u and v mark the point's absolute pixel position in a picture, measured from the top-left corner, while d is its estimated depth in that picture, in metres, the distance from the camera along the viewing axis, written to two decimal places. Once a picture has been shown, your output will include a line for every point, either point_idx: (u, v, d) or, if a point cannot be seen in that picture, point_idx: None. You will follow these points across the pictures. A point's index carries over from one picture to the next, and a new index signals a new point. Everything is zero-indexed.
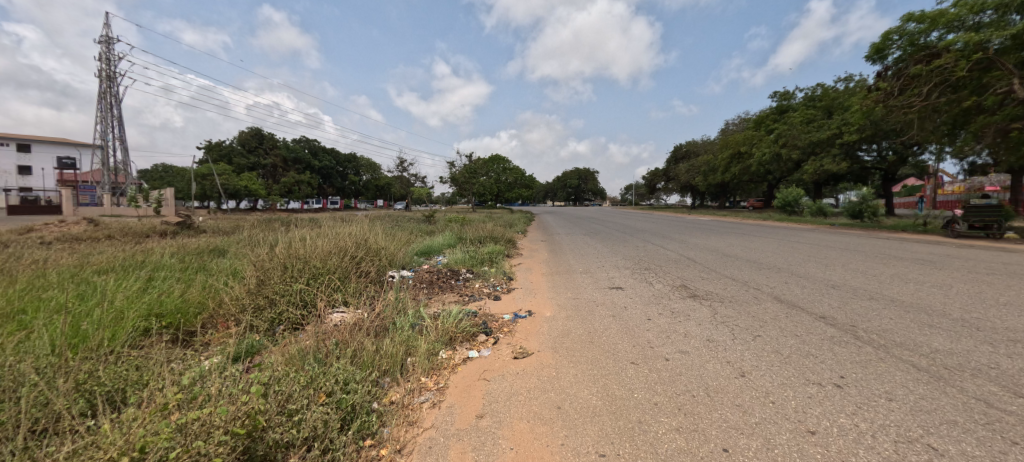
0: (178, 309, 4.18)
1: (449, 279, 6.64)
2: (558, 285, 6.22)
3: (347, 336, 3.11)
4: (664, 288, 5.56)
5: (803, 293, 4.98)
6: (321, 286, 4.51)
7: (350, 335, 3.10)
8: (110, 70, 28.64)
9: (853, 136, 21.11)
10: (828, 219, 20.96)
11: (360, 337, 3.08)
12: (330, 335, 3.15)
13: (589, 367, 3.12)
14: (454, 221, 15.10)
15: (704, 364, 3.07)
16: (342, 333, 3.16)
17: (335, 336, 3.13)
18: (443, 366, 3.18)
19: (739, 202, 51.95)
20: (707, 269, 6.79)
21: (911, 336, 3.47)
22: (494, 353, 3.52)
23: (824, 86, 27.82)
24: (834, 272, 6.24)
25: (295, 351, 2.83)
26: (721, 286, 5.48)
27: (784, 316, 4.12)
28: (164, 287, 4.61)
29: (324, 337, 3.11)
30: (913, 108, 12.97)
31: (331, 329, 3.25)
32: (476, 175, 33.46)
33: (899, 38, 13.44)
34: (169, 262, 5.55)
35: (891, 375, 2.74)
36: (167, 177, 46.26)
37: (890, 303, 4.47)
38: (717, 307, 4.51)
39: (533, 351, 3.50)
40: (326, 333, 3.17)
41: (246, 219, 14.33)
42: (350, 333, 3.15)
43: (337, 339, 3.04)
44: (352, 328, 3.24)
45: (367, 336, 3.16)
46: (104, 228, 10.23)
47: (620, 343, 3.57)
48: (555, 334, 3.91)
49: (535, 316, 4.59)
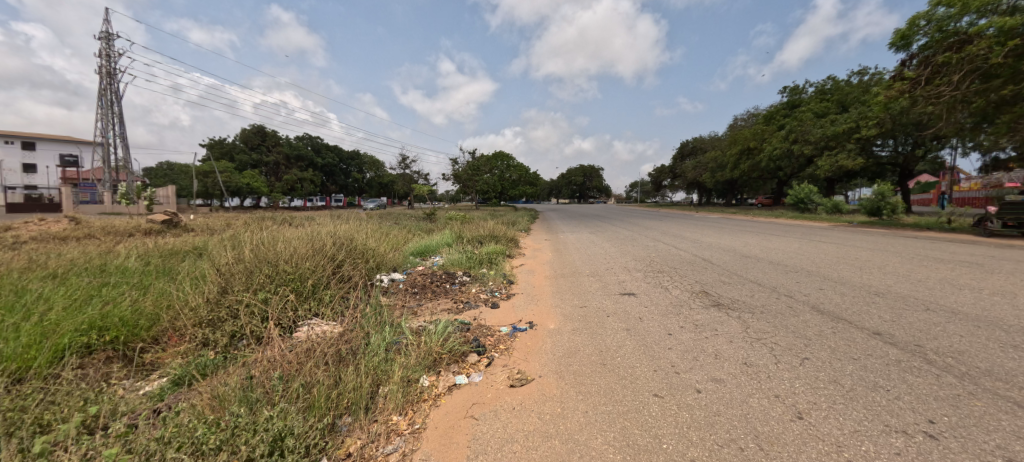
0: (123, 322, 3.66)
1: (444, 283, 6.02)
2: (563, 290, 5.61)
3: (298, 366, 2.53)
4: (683, 295, 4.92)
5: (843, 302, 4.35)
6: (291, 294, 3.95)
7: (301, 365, 2.51)
8: (110, 66, 28.24)
9: (870, 132, 20.28)
10: (846, 216, 20.11)
11: (314, 367, 2.50)
12: (274, 366, 2.58)
13: (602, 401, 2.52)
14: (454, 219, 14.57)
15: (744, 398, 2.47)
16: (293, 359, 2.59)
17: (277, 367, 2.55)
18: (421, 398, 2.60)
19: (747, 200, 50.96)
20: (728, 272, 6.15)
21: (996, 360, 2.85)
22: (487, 379, 2.93)
23: (836, 79, 26.95)
24: (873, 276, 5.57)
25: (220, 390, 2.27)
26: (747, 293, 4.84)
27: (830, 331, 3.49)
28: (114, 293, 4.06)
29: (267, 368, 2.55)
30: (942, 99, 12.01)
31: (281, 353, 2.68)
32: (479, 173, 32.81)
33: (926, 23, 12.74)
34: (132, 266, 4.98)
35: (997, 421, 2.13)
36: (170, 176, 45.96)
37: (952, 315, 3.82)
38: (747, 319, 3.89)
39: (534, 377, 2.91)
40: (270, 357, 2.60)
41: (240, 217, 13.82)
42: (303, 359, 2.58)
43: (281, 372, 2.47)
44: (306, 351, 2.67)
45: (326, 364, 2.59)
46: (84, 227, 9.70)
47: (638, 367, 2.97)
48: (560, 354, 3.30)
49: (537, 328, 3.98)
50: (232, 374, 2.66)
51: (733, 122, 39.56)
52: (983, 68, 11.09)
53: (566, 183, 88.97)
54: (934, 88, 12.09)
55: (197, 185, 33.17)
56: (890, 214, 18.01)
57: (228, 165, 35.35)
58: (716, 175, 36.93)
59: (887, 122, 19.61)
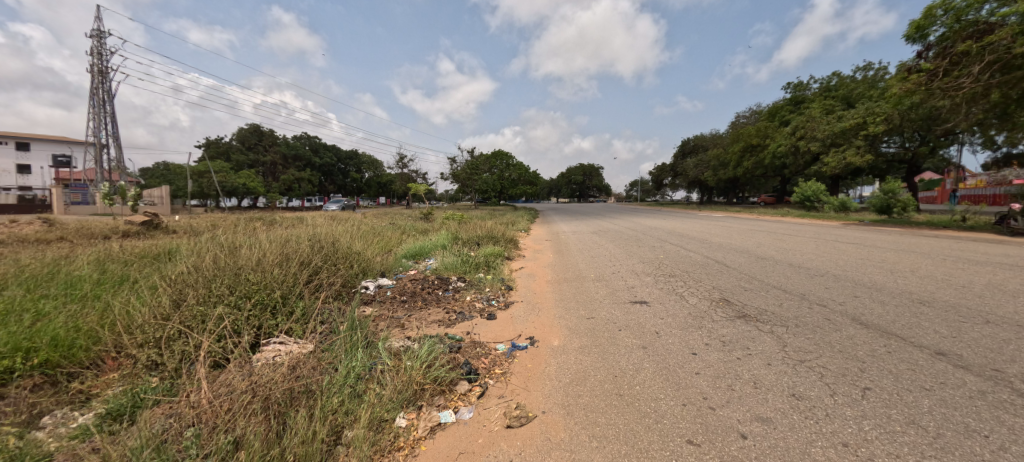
0: (56, 341, 3.15)
1: (436, 290, 5.48)
2: (567, 298, 5.07)
3: (236, 419, 1.99)
4: (702, 304, 4.38)
5: (887, 314, 3.80)
6: (256, 309, 3.39)
7: (237, 417, 1.97)
8: (102, 65, 27.50)
9: (879, 128, 19.81)
10: (855, 215, 19.54)
11: (250, 423, 1.96)
12: (199, 419, 2.03)
13: (623, 452, 2.01)
14: (451, 219, 14.03)
15: (807, 449, 1.95)
16: (230, 404, 2.05)
17: (204, 417, 2.02)
18: (395, 447, 2.07)
19: (749, 198, 50.34)
20: (746, 277, 5.62)
21: None
22: (479, 415, 2.40)
23: (841, 74, 26.47)
24: (909, 282, 5.04)
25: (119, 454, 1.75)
26: (773, 302, 4.32)
27: (885, 351, 2.98)
28: (50, 308, 3.53)
29: (192, 420, 2.01)
30: (961, 91, 11.44)
31: (215, 397, 2.13)
32: (478, 171, 32.30)
33: (944, 13, 12.27)
34: (83, 274, 4.43)
35: None
36: (165, 176, 45.31)
37: (1021, 330, 3.30)
38: (783, 336, 3.36)
39: (537, 414, 2.38)
40: (200, 401, 2.05)
41: (230, 218, 13.26)
42: (243, 404, 2.03)
43: (199, 430, 1.92)
44: (250, 391, 2.12)
45: (268, 417, 2.03)
46: (58, 229, 9.09)
47: (663, 401, 2.45)
48: (567, 380, 2.79)
49: (538, 346, 3.45)
50: (149, 427, 2.12)
51: (735, 119, 39.05)
52: (1005, 59, 10.53)
53: (566, 182, 88.42)
54: (954, 80, 11.54)
55: (192, 185, 32.53)
56: (900, 212, 17.39)
57: (224, 165, 34.79)
58: (718, 173, 36.35)
59: (895, 119, 19.13)
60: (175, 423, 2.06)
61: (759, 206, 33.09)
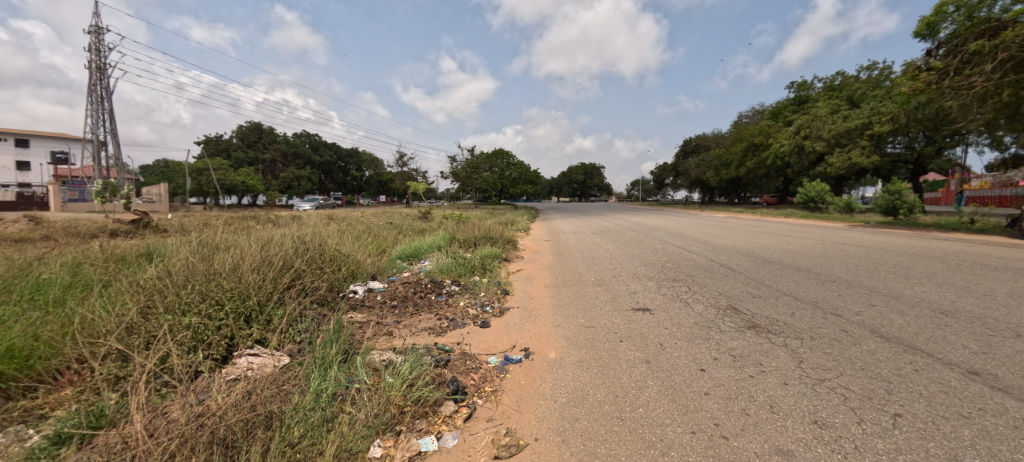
0: (11, 352, 2.90)
1: (428, 294, 5.22)
2: (566, 304, 4.82)
3: (178, 457, 1.73)
4: (708, 312, 4.12)
5: (908, 326, 3.56)
6: (229, 319, 3.13)
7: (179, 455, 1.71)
8: (100, 61, 27.17)
9: (884, 128, 19.51)
10: (861, 216, 19.23)
11: None
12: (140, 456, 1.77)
13: None
14: (449, 218, 13.80)
15: None
16: (173, 439, 1.78)
17: (139, 456, 1.75)
18: None
19: (751, 198, 50.06)
20: (753, 282, 5.37)
21: None
22: (464, 443, 2.16)
23: (845, 74, 26.14)
24: (926, 289, 4.78)
25: None
26: (785, 312, 4.07)
27: (913, 370, 2.73)
28: (9, 316, 3.28)
29: (127, 457, 1.75)
30: (973, 90, 11.12)
31: (160, 427, 1.87)
32: (479, 170, 31.98)
33: (955, 10, 11.99)
34: (53, 278, 4.16)
35: None
36: (165, 173, 45.13)
37: None
38: (799, 351, 3.10)
39: (528, 444, 2.14)
40: (136, 436, 1.78)
41: (224, 216, 13.03)
42: (188, 440, 1.78)
43: None
44: (197, 425, 1.86)
45: (215, 455, 1.77)
46: (44, 228, 8.85)
47: (669, 428, 2.20)
48: (564, 401, 2.53)
49: (533, 359, 3.21)
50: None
51: (738, 118, 38.69)
52: (1019, 58, 10.22)
53: (567, 181, 88.10)
54: (965, 79, 11.21)
55: (190, 182, 32.22)
56: (906, 214, 17.10)
57: (223, 163, 34.59)
58: (720, 173, 36.03)
59: (901, 118, 18.93)
60: (109, 461, 1.79)
61: (761, 207, 32.80)
